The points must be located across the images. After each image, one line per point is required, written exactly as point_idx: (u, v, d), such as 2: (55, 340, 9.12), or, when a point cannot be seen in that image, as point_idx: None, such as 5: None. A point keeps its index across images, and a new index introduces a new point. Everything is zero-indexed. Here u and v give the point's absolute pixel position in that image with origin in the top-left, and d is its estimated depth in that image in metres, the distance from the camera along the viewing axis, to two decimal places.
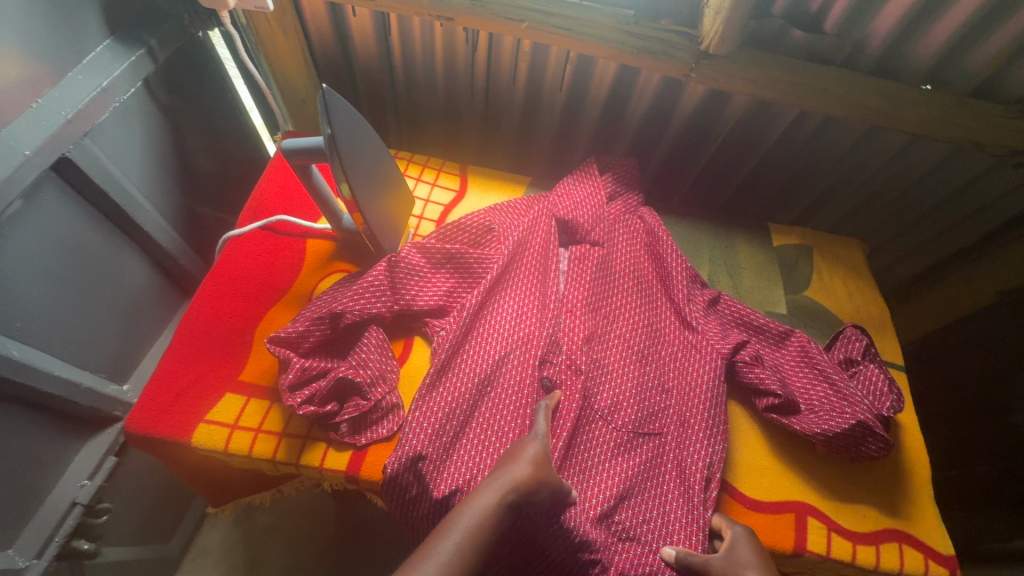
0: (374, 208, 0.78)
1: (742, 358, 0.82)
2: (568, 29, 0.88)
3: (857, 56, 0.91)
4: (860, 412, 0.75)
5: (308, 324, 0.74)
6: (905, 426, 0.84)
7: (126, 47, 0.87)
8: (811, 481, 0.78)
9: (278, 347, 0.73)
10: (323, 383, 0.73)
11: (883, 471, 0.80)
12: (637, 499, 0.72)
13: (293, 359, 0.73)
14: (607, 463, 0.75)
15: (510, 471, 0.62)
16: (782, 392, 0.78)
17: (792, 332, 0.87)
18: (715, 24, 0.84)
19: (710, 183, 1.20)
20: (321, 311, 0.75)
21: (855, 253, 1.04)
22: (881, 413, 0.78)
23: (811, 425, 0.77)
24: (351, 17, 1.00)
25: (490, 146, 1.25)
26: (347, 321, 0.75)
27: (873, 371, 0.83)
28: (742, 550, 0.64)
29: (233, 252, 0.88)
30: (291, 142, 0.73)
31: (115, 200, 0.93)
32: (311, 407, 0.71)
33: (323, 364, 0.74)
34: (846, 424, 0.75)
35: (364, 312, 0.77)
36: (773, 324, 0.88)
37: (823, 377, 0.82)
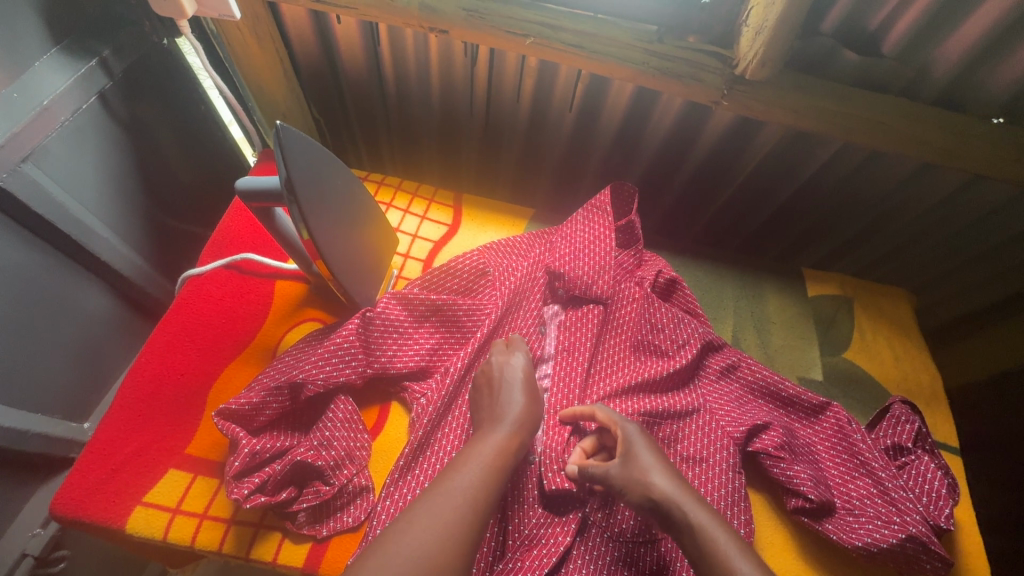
0: (343, 258, 0.67)
1: (766, 448, 0.69)
2: (579, 47, 0.76)
3: (920, 83, 0.77)
4: (911, 524, 0.64)
5: (263, 395, 0.64)
6: (961, 524, 0.71)
7: (72, 58, 0.77)
8: None
9: (227, 422, 0.63)
10: (276, 466, 0.62)
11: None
12: None
13: (242, 440, 0.62)
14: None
15: (507, 416, 0.61)
16: (816, 496, 0.66)
17: (829, 406, 0.74)
18: (753, 46, 0.71)
19: (736, 217, 1.07)
20: (278, 381, 0.64)
21: (900, 306, 0.92)
22: (938, 522, 0.66)
23: (850, 536, 0.64)
24: (335, 25, 0.88)
25: (491, 168, 1.13)
26: (308, 392, 0.65)
27: (927, 463, 0.70)
28: (640, 458, 0.59)
29: (189, 296, 0.78)
30: (247, 183, 0.62)
31: (64, 229, 0.83)
32: (262, 498, 0.60)
33: (279, 444, 0.64)
34: (894, 539, 0.63)
35: (329, 381, 0.66)
36: (808, 397, 0.76)
37: (866, 473, 0.69)
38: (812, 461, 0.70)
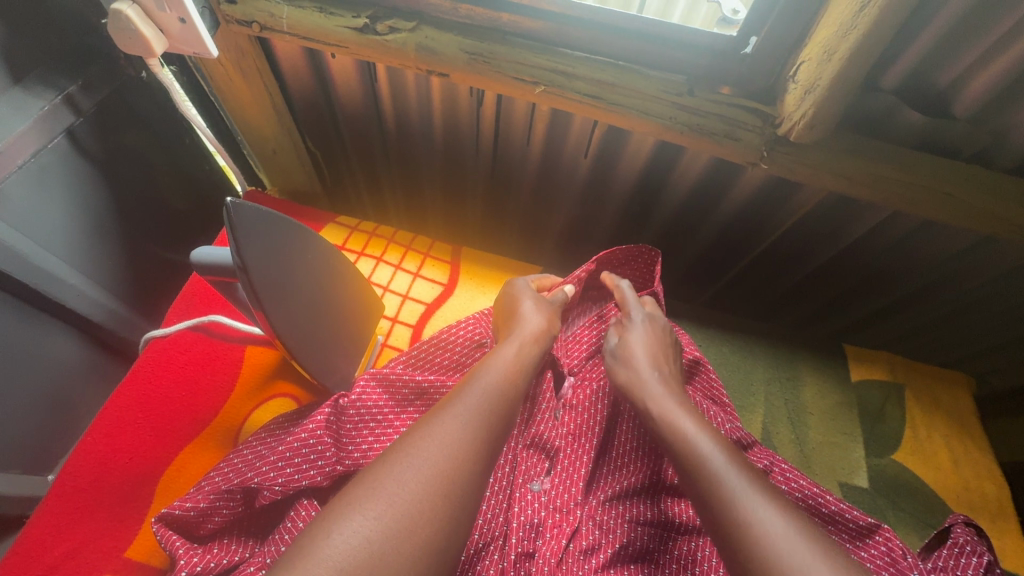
0: (309, 338, 0.57)
1: None
2: (596, 97, 0.67)
3: (997, 151, 0.65)
4: None
5: (212, 500, 0.55)
6: None
7: (33, 96, 0.69)
8: None
9: (167, 530, 0.54)
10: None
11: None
12: None
13: (181, 555, 0.53)
14: None
15: (523, 329, 0.63)
16: None
17: (878, 526, 0.59)
18: (801, 104, 0.60)
19: (766, 277, 0.96)
20: (230, 483, 0.55)
21: (958, 395, 0.80)
22: None
23: None
24: (329, 60, 0.79)
25: (497, 211, 1.03)
26: (263, 499, 0.55)
27: None
28: (633, 343, 0.64)
29: (148, 363, 0.69)
30: (203, 255, 0.54)
31: (26, 279, 0.76)
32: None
33: (225, 560, 0.54)
34: None
35: (289, 484, 0.55)
36: (851, 514, 0.62)
37: None
38: None
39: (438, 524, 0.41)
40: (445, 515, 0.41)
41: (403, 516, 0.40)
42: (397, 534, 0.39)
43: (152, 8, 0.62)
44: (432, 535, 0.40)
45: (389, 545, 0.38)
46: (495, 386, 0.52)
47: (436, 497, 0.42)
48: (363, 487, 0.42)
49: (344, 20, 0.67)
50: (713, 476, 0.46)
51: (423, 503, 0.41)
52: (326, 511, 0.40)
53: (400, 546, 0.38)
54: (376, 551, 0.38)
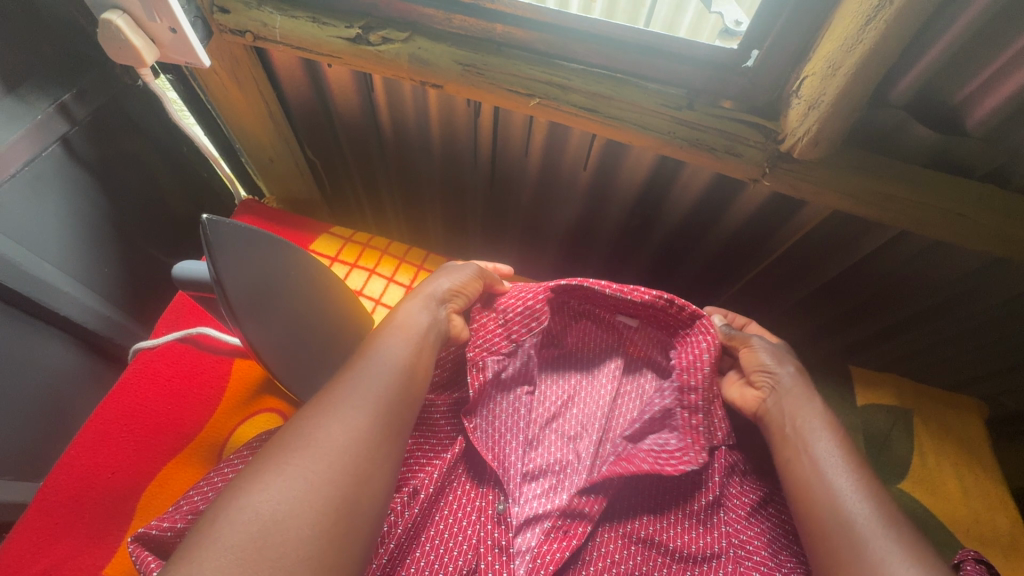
0: (290, 357, 0.56)
1: None
2: (591, 109, 0.65)
3: (1012, 169, 0.62)
4: None
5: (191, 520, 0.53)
6: None
7: (29, 105, 0.69)
8: None
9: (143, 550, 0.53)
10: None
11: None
12: None
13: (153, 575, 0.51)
14: None
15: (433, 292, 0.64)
16: None
17: None
18: (803, 120, 0.58)
19: (770, 295, 0.93)
20: (211, 502, 0.54)
21: (970, 421, 0.77)
22: None
23: None
24: (325, 69, 0.78)
25: (496, 222, 1.01)
26: None
27: None
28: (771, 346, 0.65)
29: (134, 375, 0.69)
30: (183, 270, 0.53)
31: (18, 288, 0.76)
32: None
33: None
34: None
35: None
36: None
37: None
38: None
39: (340, 501, 0.41)
40: (360, 488, 0.43)
41: (297, 487, 0.40)
42: (297, 509, 0.39)
43: (143, 18, 0.61)
44: (335, 503, 0.41)
45: (289, 521, 0.38)
46: (395, 360, 0.53)
47: (335, 470, 0.42)
48: (258, 468, 0.41)
49: (337, 30, 0.66)
50: (834, 485, 0.51)
51: (322, 478, 0.41)
52: (221, 497, 0.40)
53: (294, 515, 0.39)
54: (273, 524, 0.38)
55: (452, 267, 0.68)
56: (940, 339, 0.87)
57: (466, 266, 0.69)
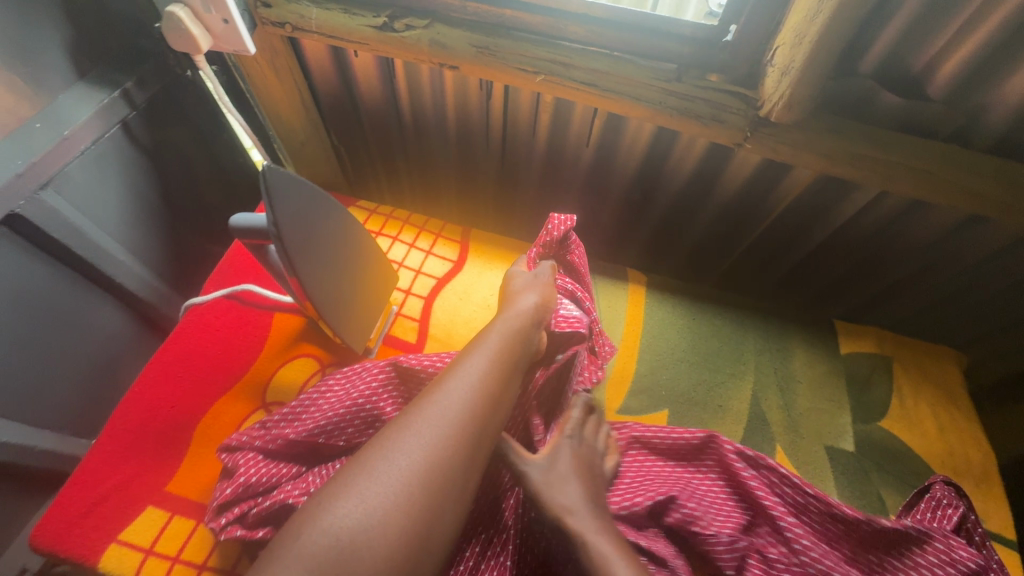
0: (333, 298, 0.65)
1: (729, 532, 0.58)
2: (592, 84, 0.73)
3: (972, 130, 0.69)
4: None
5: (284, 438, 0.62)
6: None
7: (97, 90, 0.79)
8: None
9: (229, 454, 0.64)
10: (261, 500, 0.60)
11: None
12: None
13: (238, 470, 0.61)
14: None
15: (511, 313, 0.63)
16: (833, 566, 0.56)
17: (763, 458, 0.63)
18: (778, 86, 0.66)
19: (761, 260, 1.01)
20: (300, 433, 0.61)
21: (948, 368, 0.83)
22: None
23: None
24: (353, 59, 0.87)
25: (507, 197, 1.10)
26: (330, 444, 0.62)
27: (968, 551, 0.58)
28: (559, 459, 0.57)
29: (188, 325, 0.77)
30: (241, 220, 0.61)
31: (82, 253, 0.85)
32: (236, 531, 0.59)
33: (270, 476, 0.60)
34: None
35: (352, 440, 0.62)
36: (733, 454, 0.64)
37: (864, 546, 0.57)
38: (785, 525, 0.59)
39: (415, 519, 0.42)
40: (436, 510, 0.43)
41: (376, 511, 0.41)
42: (373, 534, 0.40)
43: (200, 10, 0.71)
44: (414, 526, 0.42)
45: (365, 540, 0.40)
46: (474, 381, 0.52)
47: (414, 495, 0.43)
48: (338, 487, 0.43)
49: (366, 20, 0.75)
50: None
51: (394, 500, 0.42)
52: (307, 510, 0.42)
53: (374, 538, 0.40)
54: (354, 544, 0.40)
55: (525, 289, 0.69)
56: (922, 298, 0.93)
57: (537, 280, 0.71)
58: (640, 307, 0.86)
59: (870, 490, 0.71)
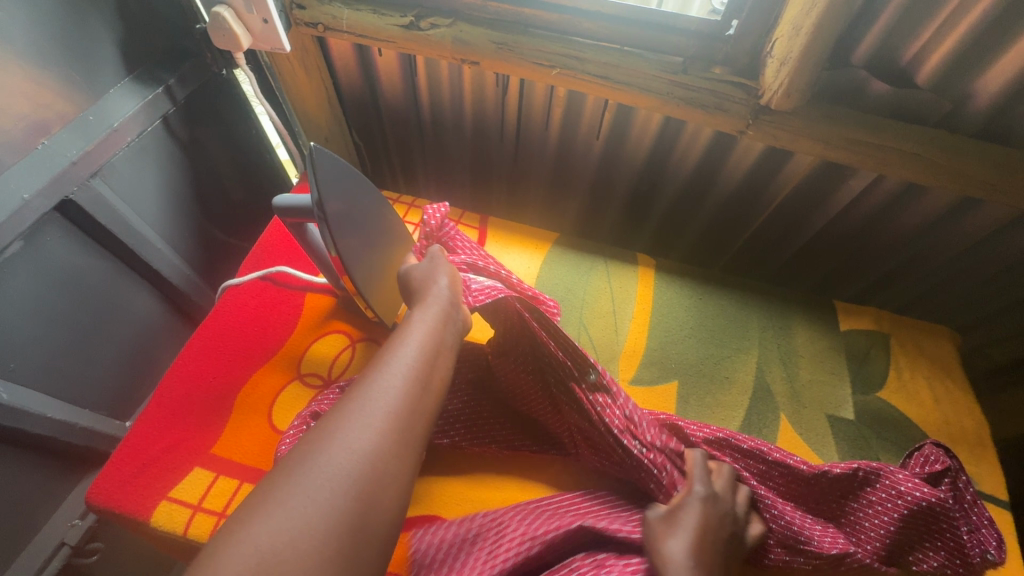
0: (368, 274, 0.70)
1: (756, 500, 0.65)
2: (603, 77, 0.79)
3: (959, 116, 0.74)
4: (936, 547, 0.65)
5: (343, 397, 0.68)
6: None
7: (142, 86, 0.86)
8: None
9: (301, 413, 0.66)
10: None
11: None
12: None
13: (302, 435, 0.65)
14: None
15: (432, 303, 0.63)
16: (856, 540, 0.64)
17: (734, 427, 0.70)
18: (778, 76, 0.71)
19: (764, 248, 1.05)
20: None
21: (944, 345, 0.87)
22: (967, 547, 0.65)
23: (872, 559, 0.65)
24: (377, 57, 0.93)
25: (520, 190, 1.15)
26: None
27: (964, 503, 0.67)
28: (683, 519, 0.56)
29: (226, 304, 0.83)
30: (284, 200, 0.67)
31: (125, 240, 0.90)
32: None
33: None
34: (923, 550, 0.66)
35: None
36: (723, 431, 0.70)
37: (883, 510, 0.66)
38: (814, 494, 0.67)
39: (351, 515, 0.42)
40: (371, 502, 0.43)
41: (308, 512, 0.40)
42: (308, 532, 0.39)
43: (242, 11, 0.77)
44: (349, 521, 0.42)
45: (301, 541, 0.39)
46: (402, 372, 0.52)
47: (347, 490, 0.43)
48: (266, 493, 0.42)
49: (393, 19, 0.81)
50: None
51: (327, 499, 0.42)
52: (234, 518, 0.40)
53: (306, 538, 0.39)
54: (290, 547, 0.38)
55: (434, 271, 0.68)
56: (916, 281, 0.98)
57: (437, 263, 0.70)
58: (649, 288, 0.91)
59: (870, 455, 0.75)
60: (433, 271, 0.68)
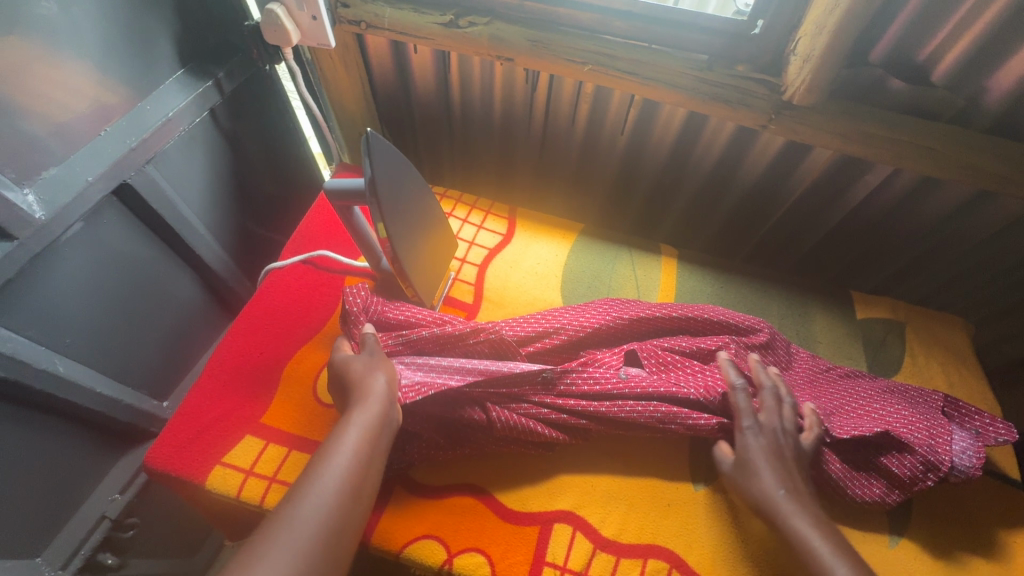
0: (411, 256, 0.74)
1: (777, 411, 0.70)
2: (632, 73, 0.83)
3: (973, 112, 0.78)
4: (910, 430, 0.70)
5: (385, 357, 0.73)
6: (991, 486, 0.76)
7: (194, 79, 0.91)
8: (917, 545, 0.71)
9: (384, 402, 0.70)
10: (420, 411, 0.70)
11: (973, 540, 0.72)
12: (878, 482, 0.70)
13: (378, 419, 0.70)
14: (858, 479, 0.70)
15: (369, 401, 0.61)
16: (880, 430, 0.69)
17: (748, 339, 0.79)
18: (801, 73, 0.75)
19: (781, 241, 1.10)
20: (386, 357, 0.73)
21: (957, 333, 0.91)
22: (936, 429, 0.70)
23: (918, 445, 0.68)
24: (412, 54, 0.98)
25: (543, 183, 1.20)
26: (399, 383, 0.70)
27: (932, 398, 0.76)
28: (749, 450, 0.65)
29: (271, 285, 0.87)
30: (334, 183, 0.70)
31: (172, 224, 0.95)
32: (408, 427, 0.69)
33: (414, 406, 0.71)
34: (919, 432, 0.69)
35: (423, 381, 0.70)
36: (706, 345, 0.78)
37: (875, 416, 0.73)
38: (830, 408, 0.74)
39: None
40: None
41: None
42: None
43: (293, 8, 0.82)
44: None
45: None
46: (331, 490, 0.51)
47: None
48: None
49: (433, 18, 0.86)
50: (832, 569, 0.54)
51: None
52: None
53: None
54: None
55: (371, 364, 0.66)
56: (927, 272, 1.02)
57: (375, 357, 0.68)
58: (672, 276, 0.94)
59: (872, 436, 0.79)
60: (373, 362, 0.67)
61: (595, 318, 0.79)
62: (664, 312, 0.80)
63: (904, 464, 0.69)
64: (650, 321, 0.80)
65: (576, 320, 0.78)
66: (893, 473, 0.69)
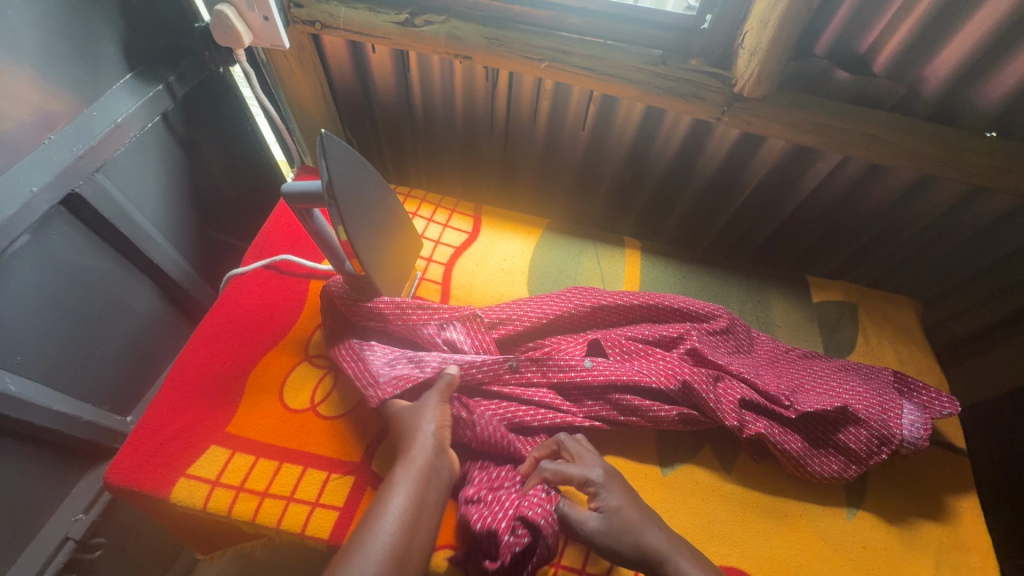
0: (374, 255, 0.74)
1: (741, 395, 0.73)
2: (589, 69, 0.84)
3: (913, 100, 0.81)
4: (862, 405, 0.73)
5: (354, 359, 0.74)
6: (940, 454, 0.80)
7: (144, 83, 0.88)
8: (875, 513, 0.74)
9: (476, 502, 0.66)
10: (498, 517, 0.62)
11: (923, 505, 0.75)
12: (839, 456, 0.73)
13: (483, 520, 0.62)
14: (818, 456, 0.73)
15: (416, 448, 0.62)
16: (836, 408, 0.73)
17: (708, 323, 0.82)
18: (750, 65, 0.77)
19: (741, 230, 1.12)
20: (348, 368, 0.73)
21: (906, 312, 0.95)
22: (886, 404, 0.74)
23: (868, 424, 0.72)
24: (370, 54, 0.97)
25: (508, 180, 1.21)
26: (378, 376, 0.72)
27: (882, 374, 0.80)
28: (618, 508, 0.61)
29: (232, 292, 0.86)
30: (291, 186, 0.67)
31: (126, 232, 0.92)
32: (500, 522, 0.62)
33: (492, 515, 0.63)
34: (873, 407, 0.73)
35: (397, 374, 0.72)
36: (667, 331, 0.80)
37: (833, 393, 0.76)
38: (790, 386, 0.77)
39: None
40: None
41: None
42: None
43: (243, 8, 0.80)
44: None
45: None
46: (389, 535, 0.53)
47: None
48: None
49: (389, 17, 0.85)
50: None
51: None
52: None
53: None
54: None
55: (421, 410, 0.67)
56: (877, 254, 1.06)
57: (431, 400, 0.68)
58: (636, 268, 0.96)
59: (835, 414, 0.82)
60: (431, 405, 0.67)
61: (558, 308, 0.80)
62: (627, 299, 0.82)
63: (858, 438, 0.72)
64: (613, 308, 0.81)
65: (539, 311, 0.80)
66: (851, 448, 0.72)
